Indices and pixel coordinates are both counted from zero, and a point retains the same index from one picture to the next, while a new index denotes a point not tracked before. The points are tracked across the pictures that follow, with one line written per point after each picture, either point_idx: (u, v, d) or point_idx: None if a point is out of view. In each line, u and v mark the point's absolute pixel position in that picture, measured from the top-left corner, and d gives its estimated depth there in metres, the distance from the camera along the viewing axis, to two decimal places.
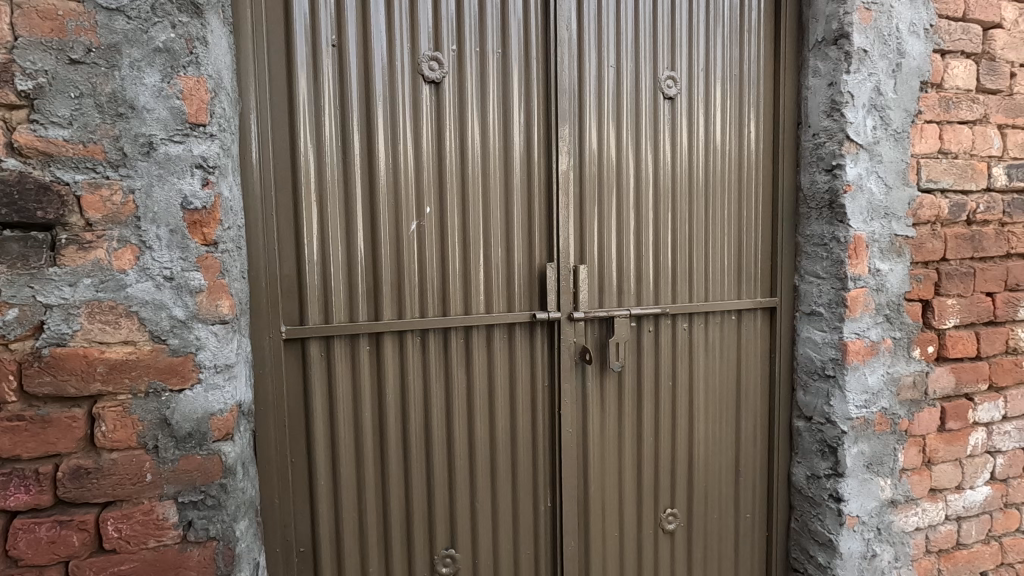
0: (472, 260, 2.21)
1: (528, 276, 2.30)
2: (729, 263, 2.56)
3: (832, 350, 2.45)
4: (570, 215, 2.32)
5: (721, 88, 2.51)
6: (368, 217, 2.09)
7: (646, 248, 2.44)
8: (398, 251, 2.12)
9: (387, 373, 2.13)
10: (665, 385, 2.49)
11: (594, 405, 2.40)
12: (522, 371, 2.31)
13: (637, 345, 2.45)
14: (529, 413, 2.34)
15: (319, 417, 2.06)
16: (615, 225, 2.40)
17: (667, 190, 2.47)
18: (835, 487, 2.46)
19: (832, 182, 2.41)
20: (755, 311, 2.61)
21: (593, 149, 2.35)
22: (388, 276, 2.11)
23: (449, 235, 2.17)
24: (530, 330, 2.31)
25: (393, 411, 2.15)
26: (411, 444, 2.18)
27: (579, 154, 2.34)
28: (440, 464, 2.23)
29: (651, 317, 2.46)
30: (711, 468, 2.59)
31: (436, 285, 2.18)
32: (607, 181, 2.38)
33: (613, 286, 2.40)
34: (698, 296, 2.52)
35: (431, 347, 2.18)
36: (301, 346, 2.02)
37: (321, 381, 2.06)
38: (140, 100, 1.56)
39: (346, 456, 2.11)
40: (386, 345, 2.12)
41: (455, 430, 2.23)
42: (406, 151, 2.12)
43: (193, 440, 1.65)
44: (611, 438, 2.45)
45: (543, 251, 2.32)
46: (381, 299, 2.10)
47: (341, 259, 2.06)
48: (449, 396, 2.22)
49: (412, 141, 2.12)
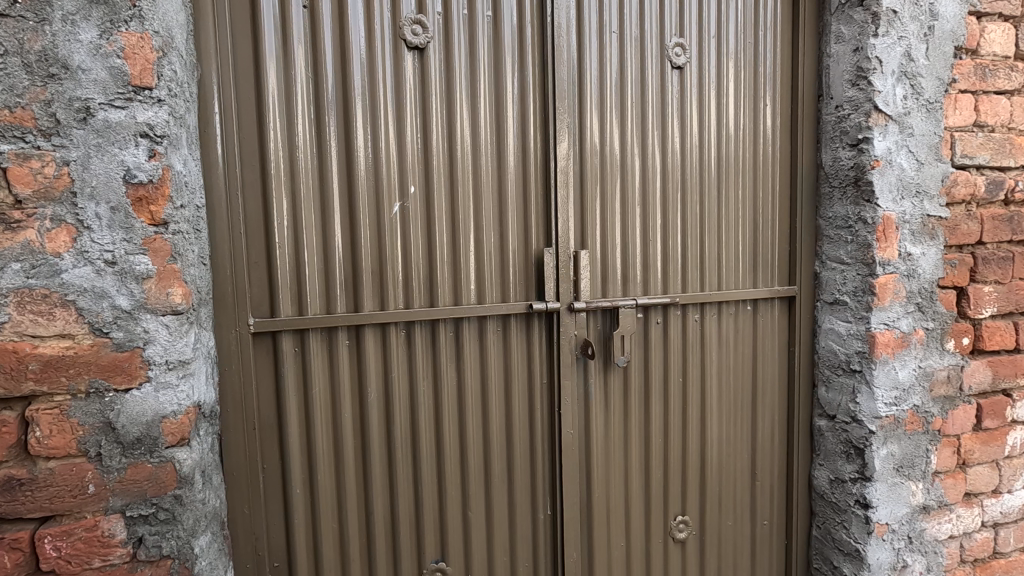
0: (462, 248, 2.01)
1: (524, 263, 2.10)
2: (744, 250, 2.35)
3: (858, 342, 2.23)
4: (571, 208, 2.12)
5: (734, 66, 2.30)
6: (346, 203, 1.89)
7: (653, 232, 2.23)
8: (380, 239, 1.93)
9: (369, 371, 1.94)
10: (676, 381, 2.29)
11: (597, 404, 2.20)
12: (518, 368, 2.11)
13: (644, 339, 2.24)
14: (526, 413, 2.13)
15: (293, 418, 1.87)
16: (619, 207, 2.20)
17: (676, 173, 2.26)
18: (862, 492, 2.24)
19: (857, 158, 2.19)
20: (772, 301, 2.40)
21: (595, 139, 2.15)
22: (368, 264, 1.92)
23: (437, 223, 1.98)
24: (526, 323, 2.10)
25: (375, 412, 1.96)
26: (396, 448, 1.99)
27: (579, 144, 2.14)
28: (428, 468, 2.03)
29: (659, 308, 2.25)
30: (724, 472, 2.39)
31: (423, 275, 1.98)
32: (610, 173, 2.18)
33: (617, 275, 2.20)
34: (710, 284, 2.31)
35: (417, 342, 1.98)
36: (273, 340, 1.83)
37: (295, 379, 1.87)
38: (75, 59, 1.36)
39: (323, 461, 1.91)
40: (367, 339, 1.92)
41: (445, 433, 2.04)
42: (389, 140, 1.93)
43: (143, 446, 1.46)
44: (616, 441, 2.25)
45: (540, 235, 2.12)
46: (360, 288, 1.91)
47: (316, 245, 1.86)
48: (437, 395, 2.02)
49: (395, 132, 1.93)
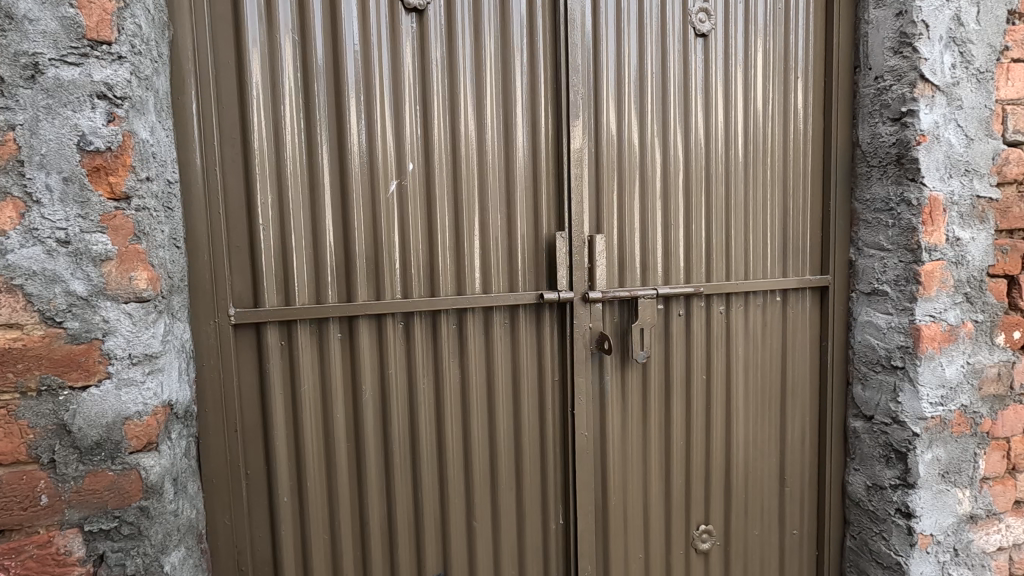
0: (466, 233, 1.83)
1: (534, 249, 1.92)
2: (773, 235, 2.16)
3: (900, 336, 2.03)
4: (585, 192, 1.93)
5: (764, 40, 2.11)
6: (338, 184, 1.71)
7: (674, 215, 2.04)
8: (376, 223, 1.75)
9: (363, 367, 1.76)
10: (698, 379, 2.11)
11: (614, 404, 2.01)
12: (528, 364, 1.92)
13: (665, 332, 2.05)
14: (536, 414, 1.95)
15: (279, 418, 1.70)
16: (637, 187, 2.01)
17: (700, 154, 2.07)
18: (904, 500, 2.04)
19: (900, 133, 2.00)
20: (803, 292, 2.20)
21: (612, 121, 1.97)
22: (362, 250, 1.74)
23: (438, 207, 1.80)
24: (536, 314, 1.92)
25: (370, 412, 1.78)
26: (393, 452, 1.81)
27: (594, 127, 1.95)
28: (428, 474, 1.85)
29: (681, 298, 2.06)
30: (751, 477, 2.20)
31: (422, 263, 1.81)
32: (628, 159, 1.99)
33: (635, 263, 2.01)
34: (737, 273, 2.12)
35: (416, 335, 1.80)
36: (257, 332, 1.66)
37: (281, 375, 1.69)
38: (20, 6, 1.18)
39: (313, 466, 1.74)
40: (361, 332, 1.74)
41: (447, 435, 1.86)
42: (385, 126, 1.75)
43: (103, 451, 1.28)
44: (635, 444, 2.06)
45: (551, 218, 1.93)
46: (354, 275, 1.73)
47: (305, 228, 1.69)
48: (439, 394, 1.84)
49: (392, 116, 1.76)
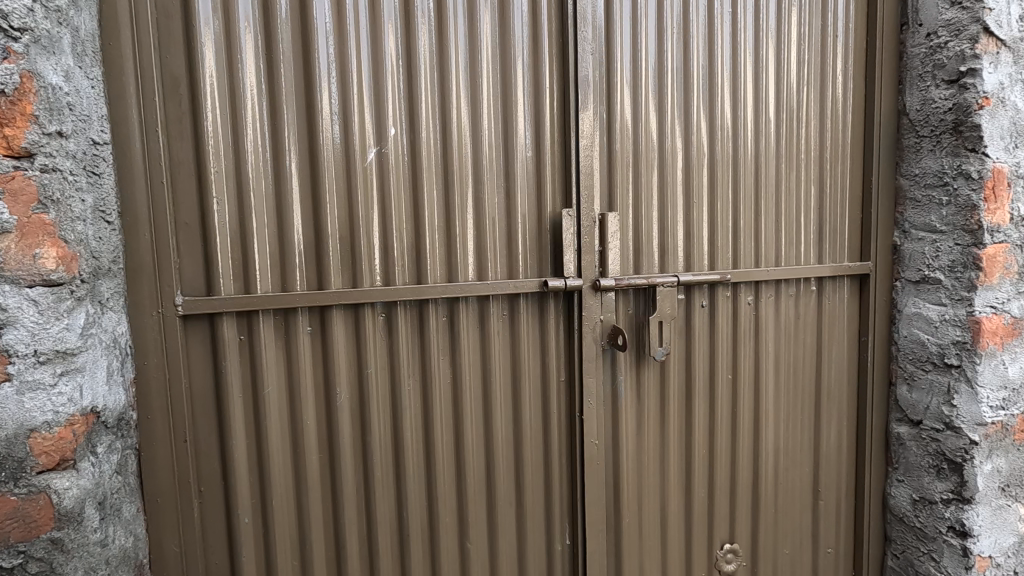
0: (458, 212, 1.58)
1: (537, 230, 1.66)
2: (807, 216, 1.90)
3: (955, 330, 1.78)
4: (596, 166, 1.68)
5: None
6: (308, 152, 1.47)
7: (696, 192, 1.79)
8: (352, 198, 1.50)
9: (338, 365, 1.51)
10: (723, 379, 1.85)
11: (627, 407, 1.76)
12: (529, 362, 1.67)
13: (686, 326, 1.80)
14: (540, 420, 1.70)
15: (238, 426, 1.45)
16: (656, 160, 1.75)
17: (726, 124, 1.81)
18: (958, 517, 1.79)
19: (958, 96, 1.73)
20: (841, 280, 1.95)
21: (627, 86, 1.71)
22: (336, 229, 1.49)
23: (425, 181, 1.55)
24: (539, 305, 1.67)
25: (346, 418, 1.53)
26: (373, 463, 1.56)
27: (607, 91, 1.69)
28: (415, 489, 1.61)
29: (705, 287, 1.80)
30: (782, 489, 1.95)
31: (407, 246, 1.55)
32: (645, 130, 1.73)
33: (653, 247, 1.75)
34: (766, 259, 1.87)
35: (400, 328, 1.55)
36: (211, 325, 1.41)
37: (240, 375, 1.45)
38: None
39: (279, 481, 1.49)
40: (335, 324, 1.49)
41: (436, 444, 1.61)
42: (362, 86, 1.49)
43: (2, 471, 1.04)
44: (651, 454, 1.81)
45: (556, 196, 1.67)
46: (326, 258, 1.48)
47: (268, 202, 1.44)
48: (426, 397, 1.59)
49: (371, 74, 1.50)
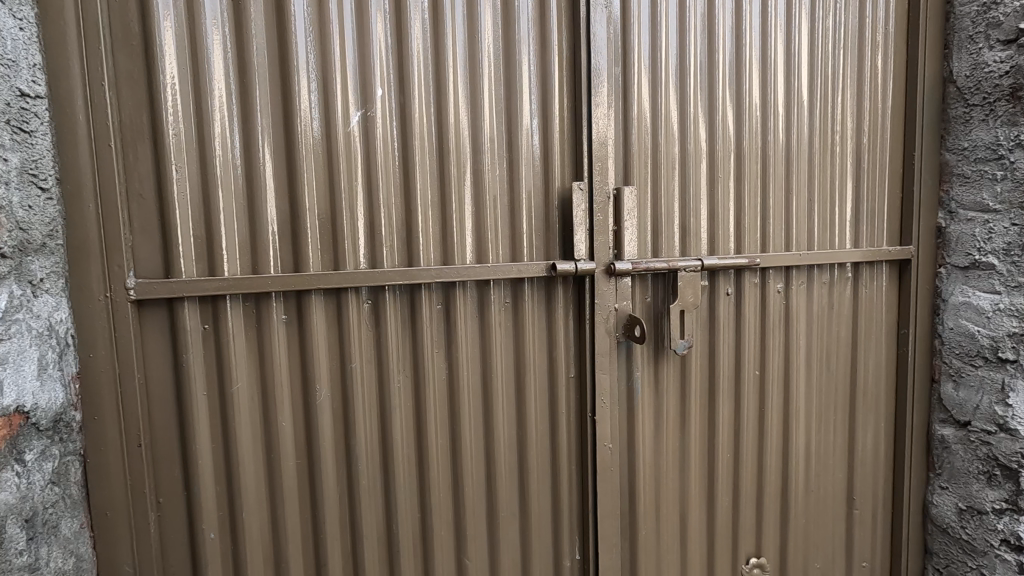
0: (454, 186, 1.40)
1: (544, 208, 1.48)
2: (843, 194, 1.71)
3: (1010, 320, 1.59)
4: (611, 136, 1.49)
5: None
6: (283, 115, 1.28)
7: (722, 166, 1.60)
8: (333, 168, 1.31)
9: (317, 359, 1.33)
10: (750, 376, 1.67)
11: (644, 406, 1.58)
12: (535, 356, 1.48)
13: (710, 316, 1.61)
14: (547, 420, 1.52)
15: (203, 428, 1.27)
16: (677, 131, 1.56)
17: (754, 92, 1.62)
18: (1012, 530, 1.61)
19: (1016, 58, 1.55)
20: (879, 266, 1.76)
21: (645, 47, 1.52)
22: (316, 203, 1.31)
23: (417, 151, 1.37)
24: (545, 291, 1.48)
25: (327, 419, 1.35)
26: (358, 470, 1.38)
27: (622, 52, 1.50)
28: (406, 499, 1.43)
29: (731, 273, 1.61)
30: (813, 496, 1.76)
31: (397, 224, 1.37)
32: (665, 97, 1.54)
33: (674, 227, 1.56)
34: (798, 242, 1.68)
35: (388, 317, 1.36)
36: (171, 312, 1.23)
37: (204, 370, 1.26)
38: None
39: (251, 490, 1.31)
40: (314, 312, 1.31)
41: (430, 449, 1.43)
42: (344, 41, 1.30)
43: None
44: (671, 460, 1.63)
45: (566, 169, 1.49)
46: (303, 237, 1.30)
47: (236, 171, 1.26)
48: (419, 395, 1.41)
49: (355, 27, 1.31)
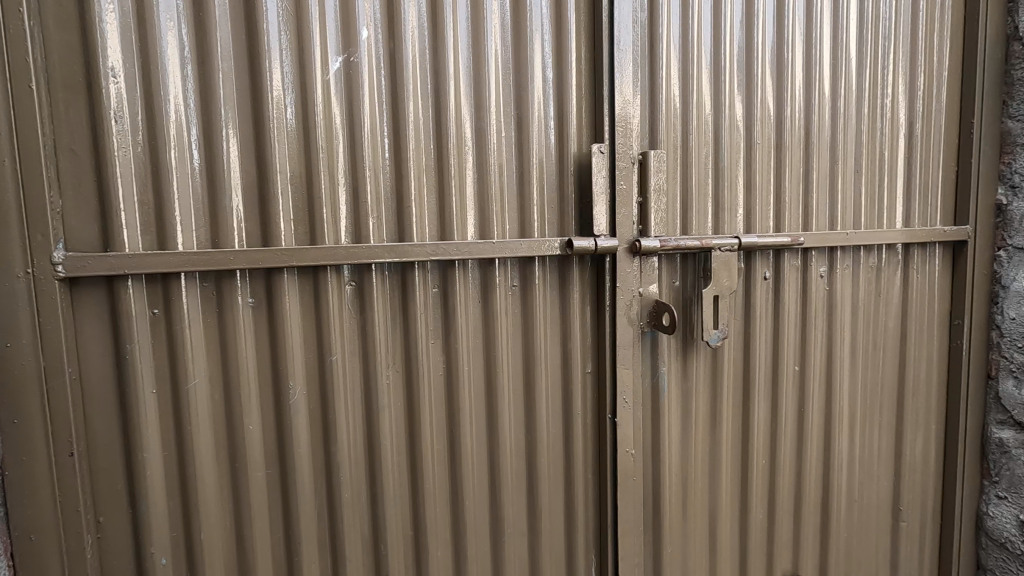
0: (454, 148, 1.19)
1: (557, 177, 1.27)
2: (894, 166, 1.51)
3: None
4: (636, 93, 1.28)
5: None
6: (248, 59, 1.07)
7: (760, 131, 1.39)
8: (309, 124, 1.10)
9: (291, 351, 1.12)
10: (789, 372, 1.47)
11: (671, 406, 1.38)
12: (547, 348, 1.28)
13: (745, 304, 1.41)
14: (560, 423, 1.32)
15: (152, 432, 1.06)
16: (711, 91, 1.35)
17: (797, 47, 1.41)
18: None
19: None
20: (932, 248, 1.56)
21: None
22: (288, 166, 1.10)
23: (409, 106, 1.16)
24: (559, 273, 1.27)
25: (303, 422, 1.14)
26: (340, 482, 1.17)
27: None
28: (397, 515, 1.22)
29: (769, 254, 1.41)
30: (855, 506, 1.57)
31: (386, 192, 1.16)
32: (698, 51, 1.33)
33: (706, 201, 1.36)
34: (843, 219, 1.48)
35: (376, 302, 1.16)
36: (111, 293, 1.02)
37: (153, 364, 1.05)
38: None
39: (213, 505, 1.10)
40: (286, 296, 1.10)
41: (424, 458, 1.22)
42: None
43: None
44: (700, 468, 1.43)
45: (583, 132, 1.28)
46: (273, 205, 1.09)
47: (192, 126, 1.04)
48: (411, 394, 1.20)
49: None
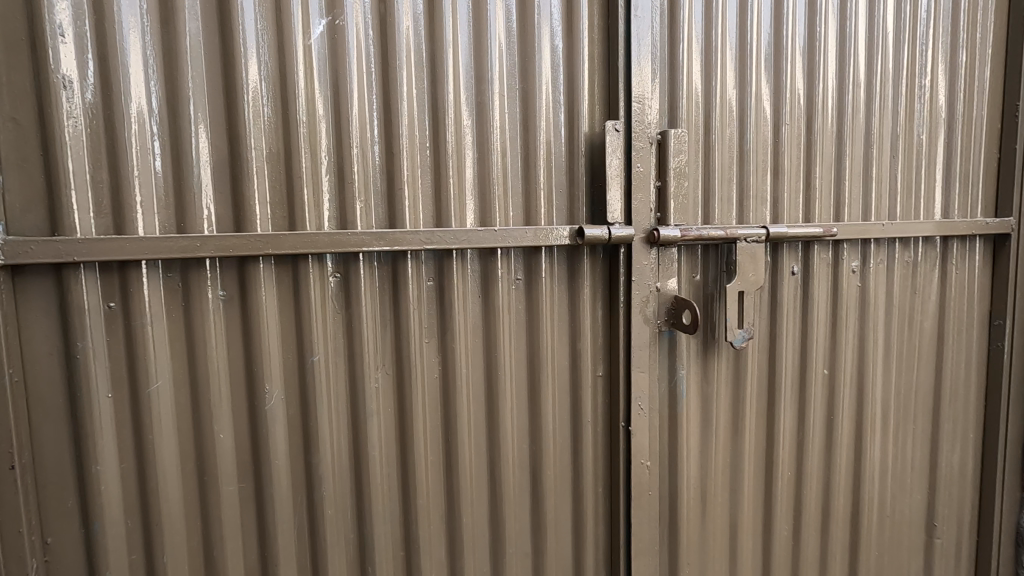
0: (452, 125, 1.07)
1: (567, 160, 1.14)
2: (933, 153, 1.39)
3: None
4: (655, 67, 1.15)
5: None
6: (219, 20, 0.94)
7: (789, 112, 1.27)
8: (288, 96, 0.98)
9: (267, 351, 0.99)
10: (818, 377, 1.35)
11: (691, 413, 1.25)
12: (554, 349, 1.16)
13: (771, 301, 1.28)
14: (568, 431, 1.19)
15: (108, 443, 0.93)
16: (737, 67, 1.22)
17: (831, 21, 1.28)
18: None
19: None
20: (971, 243, 1.44)
21: None
22: (264, 143, 0.97)
23: (403, 78, 1.03)
24: (568, 266, 1.15)
25: (281, 431, 1.02)
26: (323, 497, 1.05)
27: None
28: (387, 534, 1.10)
29: (798, 247, 1.29)
30: (887, 522, 1.45)
31: (376, 174, 1.04)
32: (723, 22, 1.20)
33: (730, 188, 1.23)
34: (877, 210, 1.36)
35: (364, 296, 1.03)
36: (60, 284, 0.89)
37: (109, 365, 0.92)
38: None
39: (178, 524, 0.98)
40: (262, 289, 0.98)
41: (417, 470, 1.10)
42: None
43: None
44: (720, 481, 1.30)
45: (596, 111, 1.16)
46: (247, 186, 0.96)
47: (153, 94, 0.92)
48: (402, 399, 1.08)
49: None
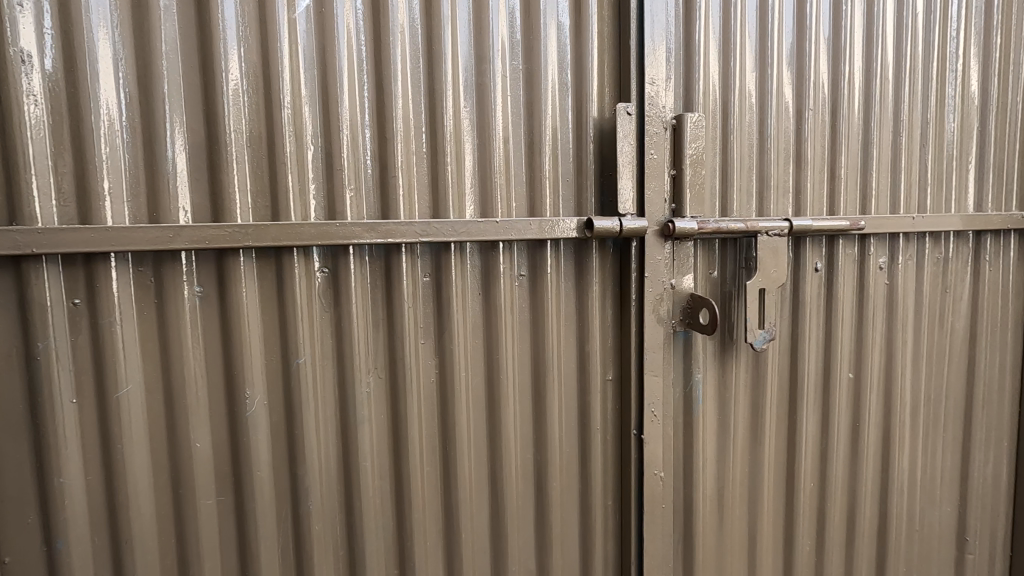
0: (450, 108, 0.98)
1: (574, 147, 1.06)
2: (966, 142, 1.30)
3: None
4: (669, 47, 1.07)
5: None
6: None
7: (813, 98, 1.18)
8: (271, 74, 0.90)
9: (248, 352, 0.91)
10: (843, 380, 1.26)
11: (707, 420, 1.16)
12: (561, 350, 1.07)
13: (793, 299, 1.20)
14: (575, 439, 1.11)
15: (72, 453, 0.85)
16: (757, 49, 1.14)
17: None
18: None
19: None
20: (1006, 237, 1.35)
21: None
22: (245, 125, 0.89)
23: (397, 57, 0.95)
24: (575, 261, 1.07)
25: (264, 439, 0.94)
26: (310, 510, 0.97)
27: None
28: (380, 550, 1.02)
29: (823, 242, 1.20)
30: (915, 535, 1.36)
31: (368, 161, 0.95)
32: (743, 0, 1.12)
33: (750, 177, 1.15)
34: (906, 202, 1.27)
35: (354, 293, 0.95)
36: (18, 278, 0.81)
37: (73, 367, 0.84)
38: None
39: (150, 540, 0.90)
40: (242, 284, 0.90)
41: (413, 481, 1.02)
42: None
43: None
44: (739, 493, 1.21)
45: (606, 94, 1.08)
46: (226, 173, 0.88)
47: (122, 71, 0.84)
48: (396, 405, 1.00)
49: None
